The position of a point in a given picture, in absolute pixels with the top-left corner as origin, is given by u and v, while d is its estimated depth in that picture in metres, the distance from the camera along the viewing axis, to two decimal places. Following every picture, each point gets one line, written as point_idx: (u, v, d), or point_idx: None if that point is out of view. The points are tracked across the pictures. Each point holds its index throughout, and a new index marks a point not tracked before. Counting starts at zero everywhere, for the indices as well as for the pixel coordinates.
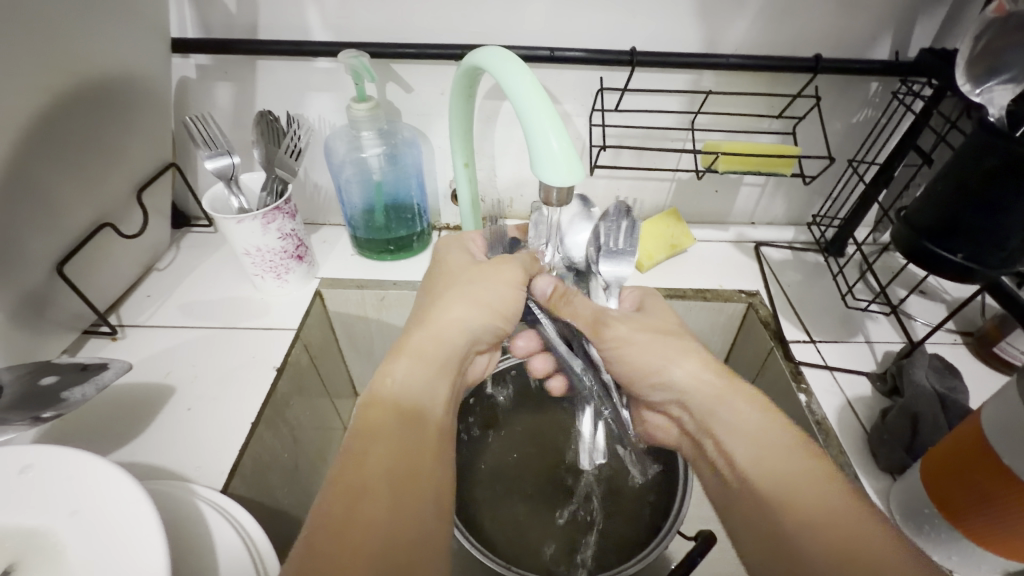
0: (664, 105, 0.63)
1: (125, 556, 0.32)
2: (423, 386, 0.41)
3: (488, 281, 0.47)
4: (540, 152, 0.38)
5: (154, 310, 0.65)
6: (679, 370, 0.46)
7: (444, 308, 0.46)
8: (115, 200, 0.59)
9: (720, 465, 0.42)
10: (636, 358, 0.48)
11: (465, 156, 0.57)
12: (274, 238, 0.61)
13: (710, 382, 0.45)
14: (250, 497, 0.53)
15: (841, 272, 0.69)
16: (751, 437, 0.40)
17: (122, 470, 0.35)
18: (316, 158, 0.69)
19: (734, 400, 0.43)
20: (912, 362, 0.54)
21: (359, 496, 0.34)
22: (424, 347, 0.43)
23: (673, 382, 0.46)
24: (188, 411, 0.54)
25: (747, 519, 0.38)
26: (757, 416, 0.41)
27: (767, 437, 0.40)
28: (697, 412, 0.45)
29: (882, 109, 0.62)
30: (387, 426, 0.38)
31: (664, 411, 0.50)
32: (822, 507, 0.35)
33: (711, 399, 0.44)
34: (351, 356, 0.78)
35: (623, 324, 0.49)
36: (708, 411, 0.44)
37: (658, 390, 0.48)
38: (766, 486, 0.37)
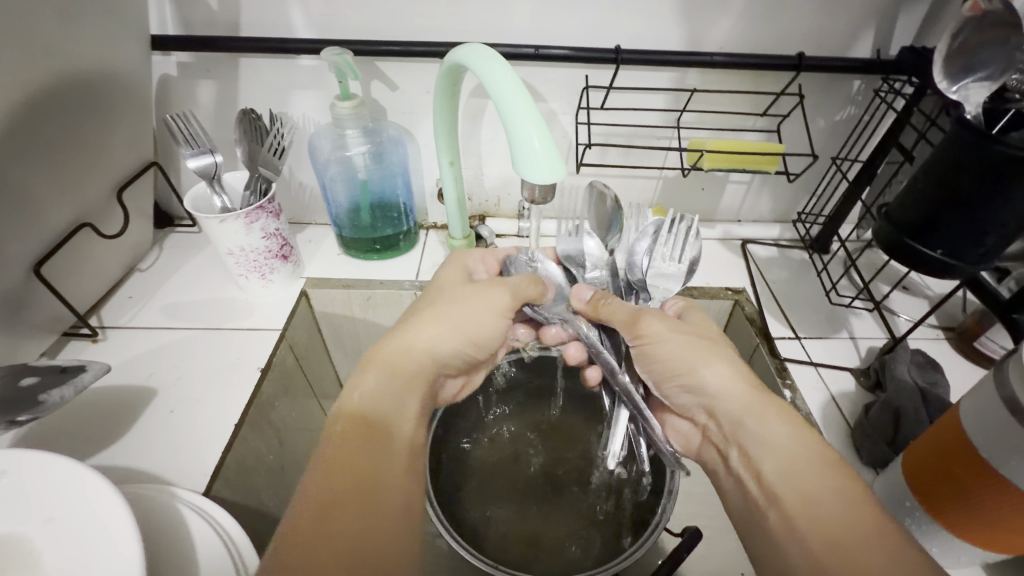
0: (649, 104, 0.63)
1: (101, 562, 0.31)
2: (393, 405, 0.40)
3: (473, 305, 0.47)
4: (523, 150, 0.38)
5: (136, 311, 0.64)
6: (714, 375, 0.45)
7: (417, 329, 0.45)
8: (94, 199, 0.58)
9: (742, 475, 0.41)
10: (668, 357, 0.47)
11: (450, 154, 0.57)
12: (257, 237, 0.60)
13: (742, 393, 0.44)
14: (234, 500, 0.52)
15: (826, 269, 0.70)
16: (779, 448, 0.40)
17: (98, 475, 0.34)
18: (300, 157, 0.68)
19: (771, 414, 0.42)
20: (895, 358, 0.55)
21: (320, 521, 0.32)
22: (388, 368, 0.42)
23: (705, 385, 0.45)
24: (170, 414, 0.53)
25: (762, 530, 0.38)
26: (783, 429, 0.41)
27: (792, 451, 0.39)
28: (726, 423, 0.44)
29: (864, 107, 0.63)
30: (352, 447, 0.36)
31: (689, 416, 0.49)
32: (851, 534, 0.33)
33: (742, 411, 0.43)
34: (338, 357, 0.78)
35: (660, 320, 0.48)
36: (737, 420, 0.43)
37: (688, 393, 0.47)
38: (789, 503, 0.37)
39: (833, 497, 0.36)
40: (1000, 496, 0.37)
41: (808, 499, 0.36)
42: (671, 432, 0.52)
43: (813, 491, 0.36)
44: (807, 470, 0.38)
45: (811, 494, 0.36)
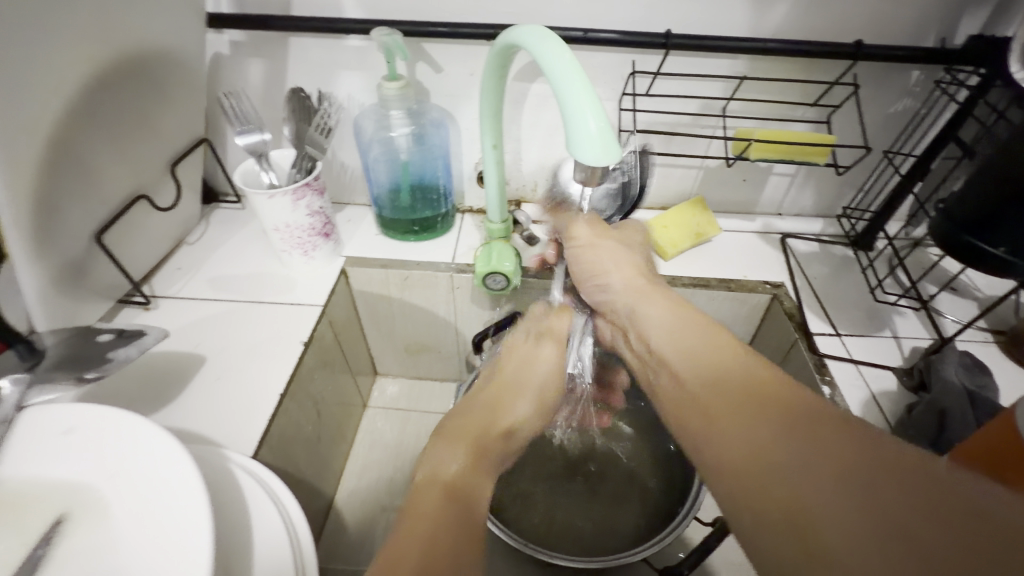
0: (696, 91, 0.62)
1: (170, 510, 0.33)
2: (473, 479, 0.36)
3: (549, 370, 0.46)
4: (578, 131, 0.38)
5: (186, 282, 0.66)
6: (618, 274, 0.46)
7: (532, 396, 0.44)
8: (150, 172, 0.60)
9: (647, 362, 0.41)
10: (591, 264, 0.47)
11: (494, 137, 0.57)
12: (302, 215, 0.62)
13: (637, 284, 0.45)
14: (276, 465, 0.55)
15: (871, 266, 0.68)
16: (671, 329, 0.40)
17: (164, 433, 0.36)
18: (344, 138, 0.70)
19: (654, 296, 0.43)
20: (941, 358, 0.53)
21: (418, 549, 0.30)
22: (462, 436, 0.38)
23: (611, 286, 0.46)
24: (219, 380, 0.56)
25: (720, 451, 0.32)
26: (669, 317, 0.41)
27: (716, 358, 0.36)
28: (621, 313, 0.45)
29: (922, 99, 0.60)
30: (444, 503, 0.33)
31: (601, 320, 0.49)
32: (821, 453, 0.27)
33: (633, 295, 0.44)
34: (372, 335, 0.80)
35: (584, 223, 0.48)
36: (632, 310, 0.43)
37: (601, 292, 0.46)
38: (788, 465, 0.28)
39: (782, 401, 0.31)
40: None
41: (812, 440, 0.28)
42: (593, 336, 0.53)
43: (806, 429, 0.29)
44: (751, 385, 0.33)
45: (755, 400, 0.32)
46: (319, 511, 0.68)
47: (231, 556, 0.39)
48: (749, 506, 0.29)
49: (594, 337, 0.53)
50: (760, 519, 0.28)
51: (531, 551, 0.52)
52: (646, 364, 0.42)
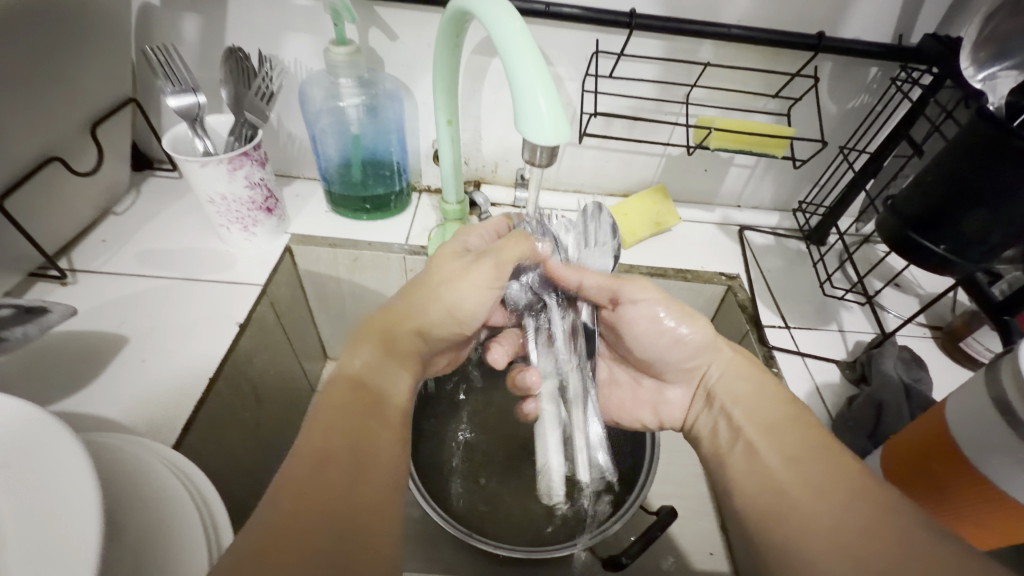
0: (660, 76, 0.60)
1: (58, 507, 0.30)
2: (393, 383, 0.40)
3: (461, 285, 0.44)
4: (527, 107, 0.35)
5: (110, 255, 0.61)
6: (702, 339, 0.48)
7: (440, 307, 0.44)
8: (65, 132, 0.54)
9: (723, 424, 0.45)
10: (658, 330, 0.48)
11: (449, 113, 0.54)
12: (240, 186, 0.57)
13: (724, 354, 0.48)
14: (206, 454, 0.51)
15: (822, 260, 0.70)
16: (754, 403, 0.43)
17: (57, 421, 0.32)
18: (289, 105, 0.65)
19: (743, 367, 0.47)
20: (882, 352, 0.55)
21: (321, 490, 0.31)
22: (391, 343, 0.42)
23: (693, 343, 0.48)
24: (142, 363, 0.51)
25: (738, 479, 0.40)
26: (749, 387, 0.45)
27: (779, 419, 0.41)
28: (712, 377, 0.48)
29: (878, 96, 0.61)
30: (354, 407, 0.36)
31: (684, 381, 0.50)
32: (837, 512, 0.34)
33: (710, 344, 0.47)
34: (321, 316, 0.76)
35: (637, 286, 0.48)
36: (719, 374, 0.47)
37: (688, 356, 0.49)
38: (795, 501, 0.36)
39: (822, 460, 0.37)
40: (976, 491, 0.37)
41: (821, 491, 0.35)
42: (663, 404, 0.52)
43: (821, 482, 0.36)
44: (801, 436, 0.39)
45: (794, 459, 0.38)
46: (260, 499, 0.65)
47: (139, 553, 0.34)
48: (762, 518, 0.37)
49: (662, 405, 0.52)
50: (755, 526, 0.37)
51: (473, 542, 0.50)
52: (721, 426, 0.45)
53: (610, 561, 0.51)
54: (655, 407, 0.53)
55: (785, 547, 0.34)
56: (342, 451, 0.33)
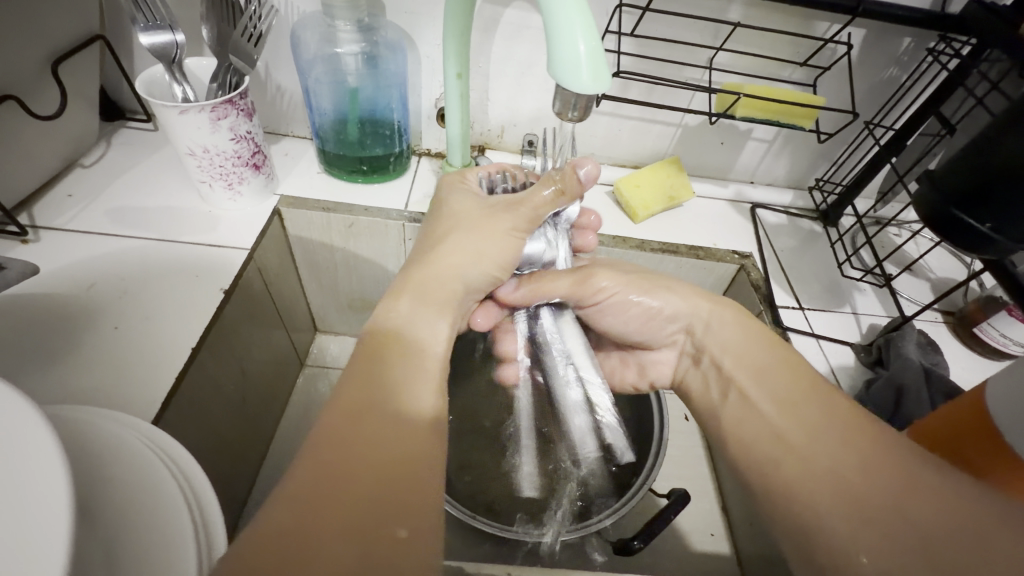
0: (684, 36, 0.56)
1: None
2: (431, 333, 0.38)
3: (487, 229, 0.43)
4: (563, 49, 0.31)
5: (77, 212, 0.55)
6: (675, 296, 0.49)
7: (458, 251, 0.42)
8: (21, 67, 0.48)
9: (714, 377, 0.46)
10: (633, 306, 0.49)
11: (459, 65, 0.50)
12: (225, 139, 0.52)
13: (700, 306, 0.48)
14: (188, 430, 0.47)
15: (838, 241, 0.68)
16: (741, 352, 0.45)
17: None
18: (279, 51, 0.58)
19: (726, 312, 0.47)
20: (902, 336, 0.53)
21: (354, 449, 0.29)
22: (424, 293, 0.40)
23: (676, 306, 0.49)
24: (116, 330, 0.47)
25: (741, 433, 0.42)
26: (737, 334, 0.46)
27: (771, 368, 0.42)
28: (697, 332, 0.48)
29: (910, 69, 0.58)
30: (388, 360, 0.34)
31: (669, 342, 0.51)
32: (845, 468, 0.35)
33: (687, 305, 0.48)
34: (310, 285, 0.71)
35: (605, 275, 0.48)
36: (704, 328, 0.48)
37: (670, 323, 0.50)
38: (802, 461, 0.37)
39: (825, 413, 0.38)
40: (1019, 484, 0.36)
41: (829, 447, 0.36)
42: (654, 367, 0.53)
43: (830, 438, 0.37)
44: (800, 388, 0.40)
45: (795, 411, 0.39)
46: (246, 476, 0.61)
47: (116, 535, 0.30)
48: (773, 472, 0.38)
49: (654, 368, 0.53)
50: (766, 485, 0.39)
51: (477, 523, 0.48)
52: (711, 378, 0.47)
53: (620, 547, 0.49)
54: (644, 369, 0.54)
55: (792, 493, 0.37)
56: (376, 415, 0.31)
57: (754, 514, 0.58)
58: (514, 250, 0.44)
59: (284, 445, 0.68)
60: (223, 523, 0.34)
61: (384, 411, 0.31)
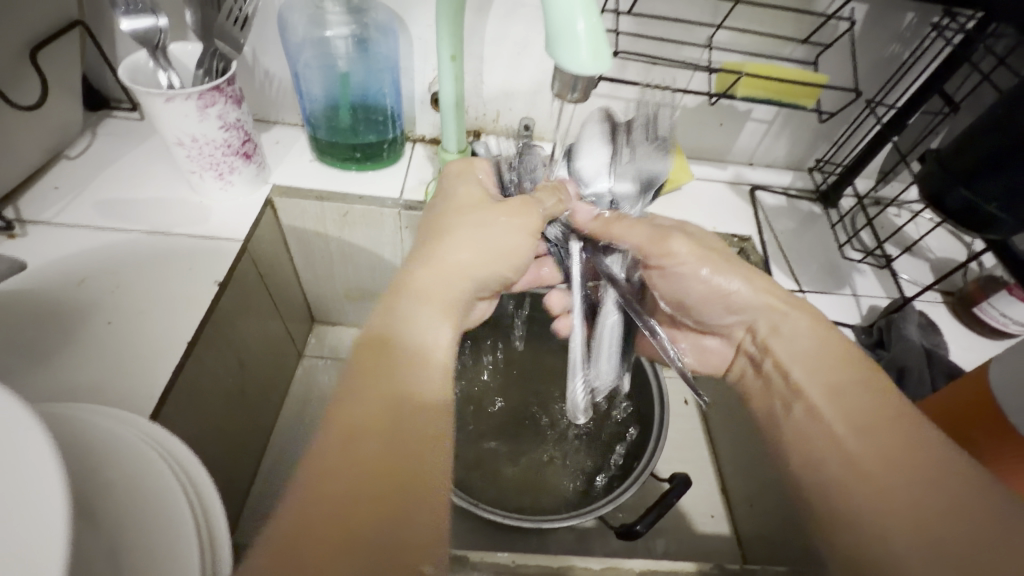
0: (684, 14, 0.55)
1: None
2: (429, 334, 0.35)
3: (490, 224, 0.40)
4: (560, 27, 0.30)
5: (64, 205, 0.54)
6: (748, 288, 0.46)
7: (446, 245, 0.39)
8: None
9: (776, 383, 0.43)
10: (698, 281, 0.46)
11: (453, 47, 0.48)
12: (214, 127, 0.50)
13: (768, 303, 0.45)
14: (186, 427, 0.47)
15: (839, 222, 0.67)
16: (817, 362, 0.41)
17: None
18: (265, 35, 0.57)
19: (793, 314, 0.44)
20: (903, 317, 0.53)
21: (349, 467, 0.28)
22: (430, 294, 0.37)
23: (746, 301, 0.46)
24: (109, 326, 0.46)
25: (802, 446, 0.39)
26: (813, 343, 0.43)
27: (849, 386, 0.39)
28: (762, 330, 0.46)
29: (913, 46, 0.57)
30: (381, 368, 0.32)
31: (724, 333, 0.49)
32: (915, 496, 0.33)
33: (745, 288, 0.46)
34: (307, 276, 0.71)
35: (682, 240, 0.46)
36: (772, 329, 0.45)
37: (732, 313, 0.47)
38: (867, 484, 0.34)
39: (899, 432, 0.35)
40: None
41: (891, 469, 0.34)
42: (701, 351, 0.52)
43: (895, 460, 0.34)
44: (872, 402, 0.37)
45: (870, 434, 0.36)
46: (247, 469, 0.61)
47: (116, 531, 0.30)
48: (832, 492, 0.36)
49: (700, 352, 0.52)
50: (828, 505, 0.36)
51: (481, 511, 0.48)
52: (775, 386, 0.44)
53: (623, 531, 0.49)
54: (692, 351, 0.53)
55: (856, 513, 0.34)
56: (366, 445, 0.29)
57: (755, 496, 0.59)
58: (522, 250, 0.41)
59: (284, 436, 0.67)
60: (225, 517, 0.34)
61: (364, 438, 0.29)
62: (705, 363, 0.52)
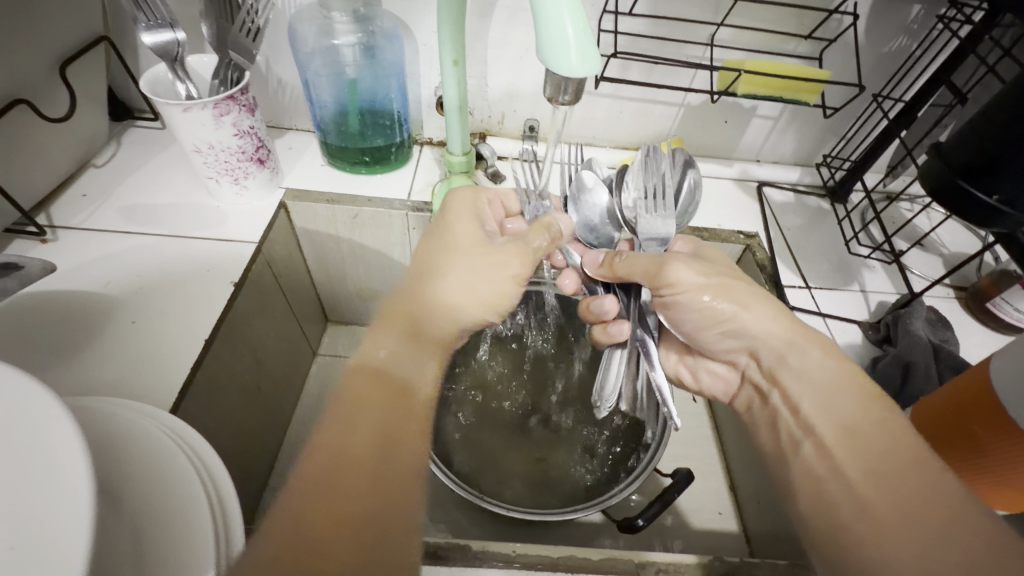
0: (684, 13, 0.55)
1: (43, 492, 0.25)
2: (421, 375, 0.37)
3: (484, 267, 0.42)
4: (551, 32, 0.31)
5: (92, 211, 0.57)
6: (753, 317, 0.44)
7: (438, 283, 0.41)
8: (30, 72, 0.49)
9: (784, 417, 0.42)
10: (698, 308, 0.45)
11: (455, 52, 0.50)
12: (228, 135, 0.52)
13: (783, 332, 0.43)
14: (204, 420, 0.49)
15: (847, 217, 0.66)
16: (826, 397, 0.39)
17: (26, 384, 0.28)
18: (278, 45, 0.59)
19: (808, 346, 0.43)
20: (911, 312, 0.52)
21: (323, 494, 0.29)
22: (419, 331, 0.39)
23: (747, 328, 0.44)
24: (133, 324, 0.48)
25: (812, 488, 0.37)
26: (827, 375, 0.41)
27: (862, 424, 0.37)
28: (766, 360, 0.44)
29: (920, 38, 0.56)
30: (377, 400, 0.33)
31: (729, 360, 0.48)
32: (936, 546, 0.31)
33: (749, 318, 0.44)
34: (320, 277, 0.73)
35: (685, 268, 0.44)
36: (779, 359, 0.43)
37: (731, 339, 0.46)
38: (888, 536, 0.32)
39: (916, 469, 0.34)
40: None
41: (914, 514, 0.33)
42: (707, 374, 0.51)
43: (914, 504, 0.33)
44: (887, 439, 0.36)
45: (883, 478, 0.35)
46: (264, 462, 0.63)
47: (139, 520, 0.32)
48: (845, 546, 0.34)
49: (706, 375, 0.51)
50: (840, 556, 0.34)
51: (486, 504, 0.49)
52: (783, 421, 0.42)
53: (626, 525, 0.49)
54: (697, 373, 0.52)
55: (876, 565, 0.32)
56: (326, 475, 0.30)
57: (763, 493, 0.59)
58: (506, 296, 0.43)
59: (299, 432, 0.70)
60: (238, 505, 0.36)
61: (334, 471, 0.30)
62: (712, 390, 0.51)
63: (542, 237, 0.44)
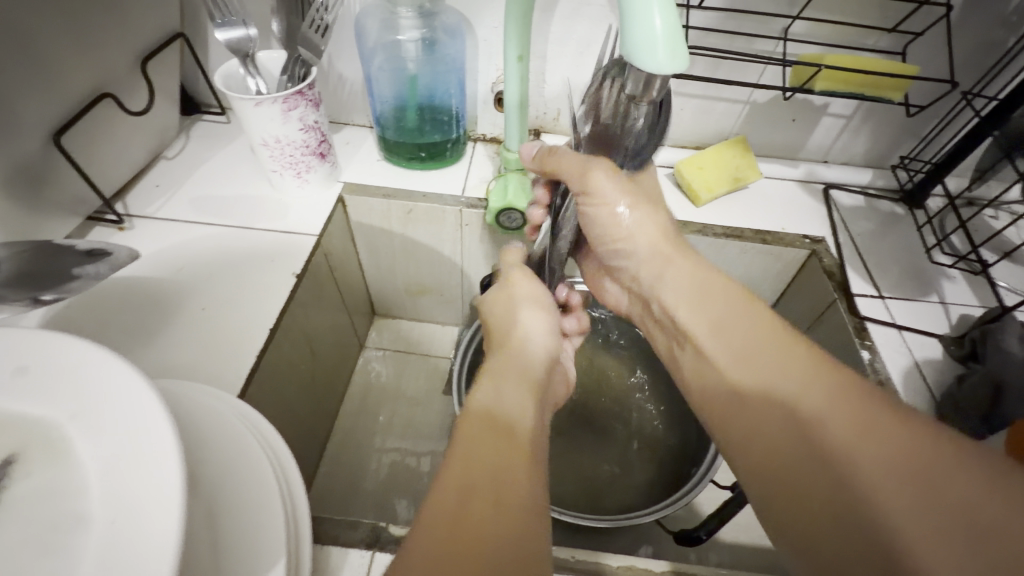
0: (759, 6, 0.53)
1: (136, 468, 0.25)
2: (519, 400, 0.36)
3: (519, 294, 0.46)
4: (638, 24, 0.30)
5: (164, 201, 0.59)
6: (651, 235, 0.44)
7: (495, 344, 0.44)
8: (114, 66, 0.52)
9: (687, 355, 0.40)
10: (613, 219, 0.44)
11: (520, 47, 0.49)
12: (295, 129, 0.53)
13: (669, 255, 0.43)
14: (264, 407, 0.50)
15: (925, 224, 0.62)
16: (730, 335, 0.37)
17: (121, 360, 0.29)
18: (342, 42, 0.60)
19: (678, 263, 0.42)
20: (1002, 328, 0.48)
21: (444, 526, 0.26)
22: (508, 372, 0.39)
23: (637, 250, 0.45)
24: (202, 311, 0.50)
25: (754, 448, 0.32)
26: (727, 307, 0.38)
27: (763, 358, 0.34)
28: (651, 286, 0.45)
29: (1020, 30, 0.52)
30: (493, 437, 0.32)
31: (626, 289, 0.49)
32: (913, 465, 0.26)
33: (662, 268, 0.43)
34: (371, 270, 0.74)
35: (607, 175, 0.41)
36: (657, 278, 0.43)
37: (622, 258, 0.46)
38: (861, 470, 0.27)
39: (851, 385, 0.30)
40: None
41: (879, 437, 0.28)
42: (608, 291, 0.53)
43: (876, 425, 0.28)
44: (781, 351, 0.34)
45: (822, 402, 0.30)
46: (314, 450, 0.65)
47: (216, 502, 0.33)
48: (811, 509, 0.28)
49: (607, 292, 0.54)
50: (814, 524, 0.28)
51: None
52: (690, 366, 0.39)
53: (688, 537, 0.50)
54: (601, 283, 0.54)
55: (858, 512, 0.27)
56: (447, 502, 0.28)
57: None
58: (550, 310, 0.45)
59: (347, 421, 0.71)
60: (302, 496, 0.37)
61: (455, 492, 0.28)
62: (612, 298, 0.53)
63: (569, 157, 0.43)
